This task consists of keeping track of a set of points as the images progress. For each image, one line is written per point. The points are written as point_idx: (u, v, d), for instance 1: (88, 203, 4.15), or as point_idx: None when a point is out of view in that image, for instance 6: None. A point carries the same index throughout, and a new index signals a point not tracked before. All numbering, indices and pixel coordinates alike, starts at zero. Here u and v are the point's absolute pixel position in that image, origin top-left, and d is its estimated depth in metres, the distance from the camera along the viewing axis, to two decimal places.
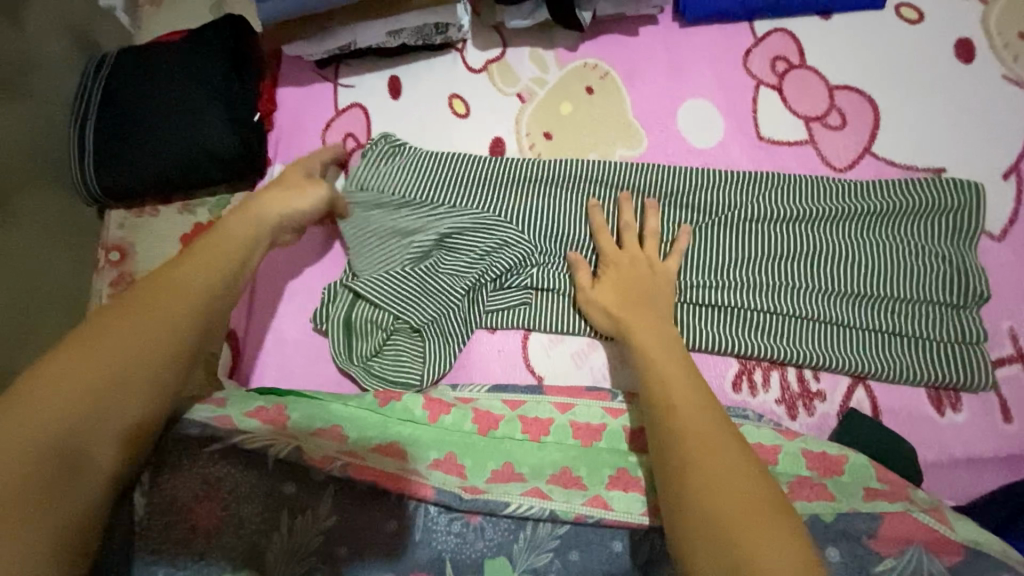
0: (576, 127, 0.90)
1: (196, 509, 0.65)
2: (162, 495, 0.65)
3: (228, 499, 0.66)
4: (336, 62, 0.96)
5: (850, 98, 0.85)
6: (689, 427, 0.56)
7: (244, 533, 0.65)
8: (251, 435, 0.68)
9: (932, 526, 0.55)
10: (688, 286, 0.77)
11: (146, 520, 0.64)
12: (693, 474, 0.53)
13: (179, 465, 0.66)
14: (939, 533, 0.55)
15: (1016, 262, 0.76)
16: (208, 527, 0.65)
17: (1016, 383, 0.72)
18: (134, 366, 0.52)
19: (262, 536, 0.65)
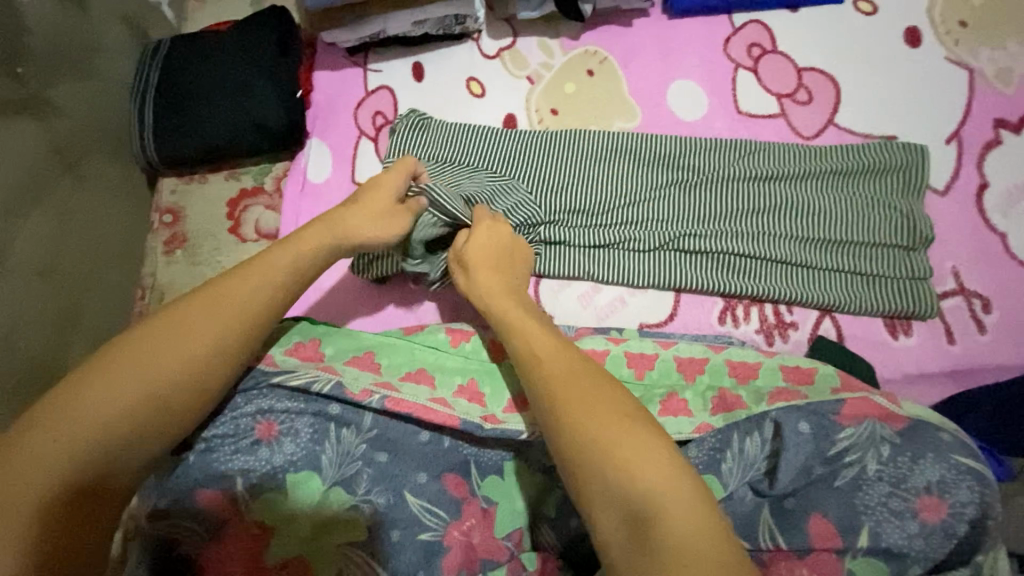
0: (578, 104, 1.03)
1: (257, 427, 0.71)
2: (226, 423, 0.71)
3: (281, 417, 0.72)
4: (366, 49, 1.09)
5: (815, 78, 0.98)
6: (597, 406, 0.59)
7: (301, 441, 0.71)
8: (293, 374, 0.74)
9: (883, 405, 0.65)
10: (679, 235, 0.89)
11: (219, 440, 0.70)
12: (594, 425, 0.58)
13: (234, 403, 0.73)
14: (889, 409, 0.65)
15: (957, 212, 0.89)
16: (269, 440, 0.71)
17: (958, 312, 0.84)
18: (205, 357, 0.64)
19: (316, 443, 0.71)
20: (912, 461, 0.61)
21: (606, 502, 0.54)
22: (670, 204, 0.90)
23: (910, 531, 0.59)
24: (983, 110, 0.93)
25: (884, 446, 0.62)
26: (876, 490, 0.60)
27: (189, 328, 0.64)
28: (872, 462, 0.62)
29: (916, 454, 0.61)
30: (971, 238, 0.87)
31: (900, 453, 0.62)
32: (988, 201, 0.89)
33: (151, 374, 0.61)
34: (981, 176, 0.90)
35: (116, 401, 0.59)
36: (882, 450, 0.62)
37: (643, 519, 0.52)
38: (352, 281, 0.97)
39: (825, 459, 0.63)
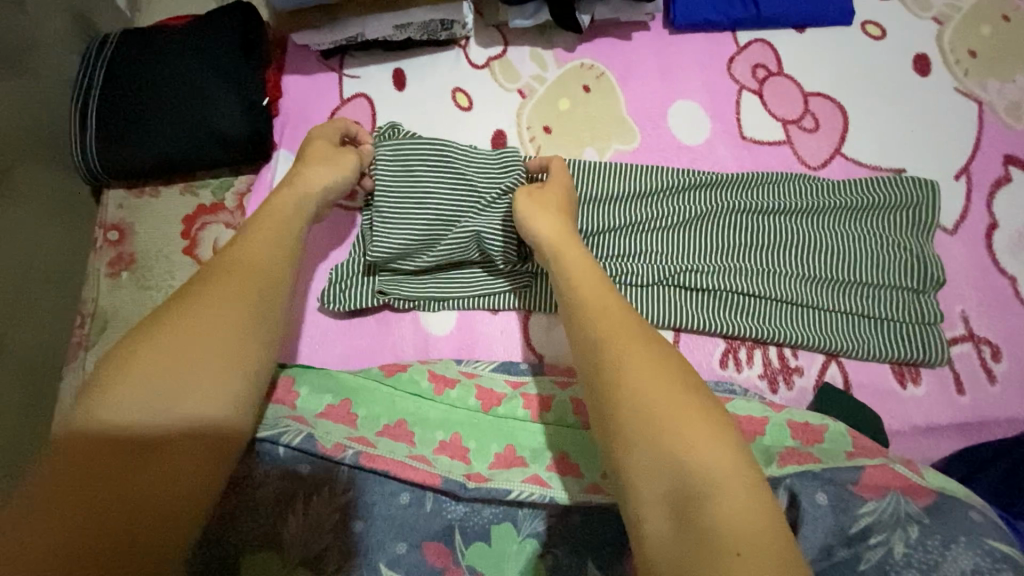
0: (573, 122, 0.95)
1: None
2: None
3: (244, 484, 0.67)
4: (341, 52, 0.99)
5: (822, 104, 0.93)
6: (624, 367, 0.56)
7: (260, 514, 0.65)
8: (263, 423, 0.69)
9: (904, 475, 0.61)
10: (683, 272, 0.83)
11: None
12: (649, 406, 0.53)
13: None
14: (914, 480, 0.61)
15: (966, 253, 0.85)
16: (226, 511, 0.65)
17: (967, 360, 0.80)
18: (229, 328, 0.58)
19: (278, 517, 0.65)
20: (942, 546, 0.55)
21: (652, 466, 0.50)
22: (672, 238, 0.85)
23: None
24: (992, 145, 0.90)
25: (911, 526, 0.57)
26: None
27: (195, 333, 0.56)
28: (899, 546, 0.55)
29: (947, 538, 0.55)
30: (981, 282, 0.83)
31: (930, 535, 0.56)
32: (997, 242, 0.85)
33: (172, 388, 0.53)
34: (990, 215, 0.86)
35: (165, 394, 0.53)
36: (910, 532, 0.56)
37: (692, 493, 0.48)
38: (320, 313, 0.88)
39: (847, 539, 0.57)
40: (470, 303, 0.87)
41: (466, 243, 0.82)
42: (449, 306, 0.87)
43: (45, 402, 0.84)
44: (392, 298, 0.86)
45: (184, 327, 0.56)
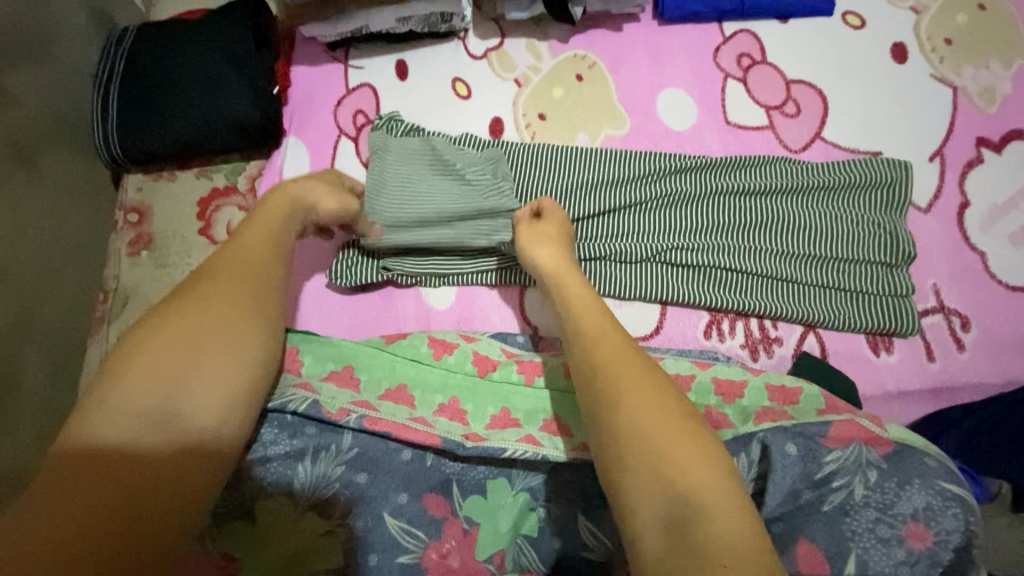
0: (566, 109, 1.00)
1: None
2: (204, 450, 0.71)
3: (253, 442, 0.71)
4: (347, 44, 1.05)
5: (803, 91, 0.98)
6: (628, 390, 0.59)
7: (272, 467, 0.70)
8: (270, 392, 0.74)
9: (869, 428, 0.66)
10: (668, 249, 0.89)
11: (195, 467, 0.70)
12: (648, 432, 0.56)
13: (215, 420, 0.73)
14: (878, 434, 0.65)
15: (938, 230, 0.89)
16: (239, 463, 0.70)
17: (938, 330, 0.85)
18: (217, 320, 0.62)
19: (288, 469, 0.71)
20: (898, 487, 0.60)
21: (648, 486, 0.53)
22: (658, 218, 0.90)
23: (897, 560, 0.57)
24: (965, 129, 0.94)
25: (870, 471, 0.62)
26: (864, 516, 0.59)
27: (185, 326, 0.61)
28: (859, 488, 0.61)
29: (902, 480, 0.60)
30: (952, 257, 0.88)
31: (888, 478, 0.61)
32: (968, 220, 0.90)
33: (163, 381, 0.57)
34: (963, 195, 0.91)
35: (148, 389, 0.56)
36: (869, 476, 0.61)
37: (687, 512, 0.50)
38: (327, 288, 0.93)
39: (812, 483, 0.62)
40: (469, 279, 0.92)
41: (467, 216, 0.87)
42: (449, 282, 0.92)
43: (71, 370, 0.89)
44: (395, 274, 0.91)
45: (176, 321, 0.61)
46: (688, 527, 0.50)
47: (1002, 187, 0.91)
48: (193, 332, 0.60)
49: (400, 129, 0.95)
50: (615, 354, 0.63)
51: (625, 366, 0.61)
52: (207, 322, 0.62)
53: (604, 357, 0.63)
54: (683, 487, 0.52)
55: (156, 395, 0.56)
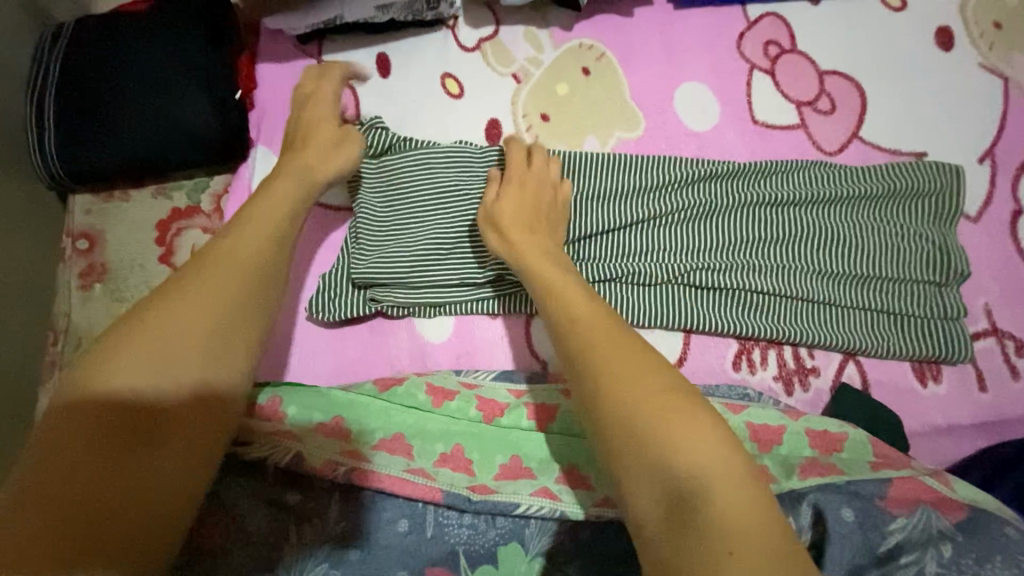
0: (573, 109, 0.89)
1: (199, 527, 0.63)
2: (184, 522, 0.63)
3: (231, 518, 0.64)
4: (319, 37, 0.92)
5: (838, 83, 0.87)
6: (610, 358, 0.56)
7: (252, 548, 0.63)
8: (247, 445, 0.65)
9: (934, 488, 0.59)
10: (693, 271, 0.79)
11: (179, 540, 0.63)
12: (635, 400, 0.52)
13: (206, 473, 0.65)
14: (941, 493, 0.58)
15: (990, 242, 0.80)
16: (214, 546, 0.63)
17: (990, 356, 0.77)
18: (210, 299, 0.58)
19: (271, 548, 0.63)
20: (977, 565, 0.52)
21: (642, 465, 0.50)
22: (681, 235, 0.80)
23: None
24: (1018, 125, 0.84)
25: (943, 544, 0.54)
26: None
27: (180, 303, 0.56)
28: (931, 565, 0.53)
29: (981, 557, 0.53)
30: (1005, 272, 0.79)
31: (962, 554, 0.53)
32: (1022, 230, 0.81)
33: (157, 363, 0.53)
34: (1015, 201, 0.82)
35: (145, 372, 0.53)
36: (942, 550, 0.54)
37: (685, 489, 0.47)
38: (309, 323, 0.82)
39: (874, 557, 0.55)
40: (468, 308, 0.82)
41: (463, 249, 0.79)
42: (445, 312, 0.82)
43: (20, 426, 0.79)
44: (384, 304, 0.81)
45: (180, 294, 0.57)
46: (690, 508, 0.47)
47: None
48: (192, 310, 0.56)
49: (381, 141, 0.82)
50: (594, 325, 0.59)
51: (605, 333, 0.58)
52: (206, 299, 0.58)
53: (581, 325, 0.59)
54: (682, 463, 0.48)
55: (146, 383, 0.53)
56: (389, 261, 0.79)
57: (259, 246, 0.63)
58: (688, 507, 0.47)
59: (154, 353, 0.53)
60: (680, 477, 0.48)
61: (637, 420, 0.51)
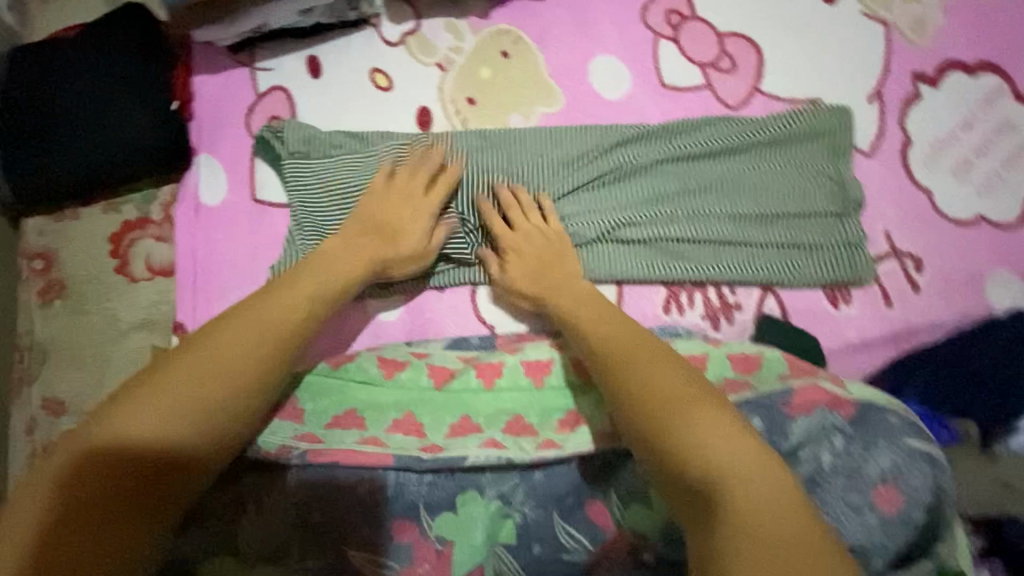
0: (496, 90, 0.94)
1: None
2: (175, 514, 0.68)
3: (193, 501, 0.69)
4: (251, 46, 0.96)
5: (736, 43, 0.94)
6: (659, 374, 0.61)
7: (212, 524, 0.68)
8: None
9: (832, 391, 0.65)
10: (618, 226, 0.85)
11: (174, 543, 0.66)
12: (670, 411, 0.57)
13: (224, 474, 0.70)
14: (835, 393, 0.64)
15: (884, 173, 0.88)
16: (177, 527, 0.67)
17: (893, 275, 0.84)
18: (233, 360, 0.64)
19: (231, 523, 0.68)
20: (865, 450, 0.60)
21: (676, 465, 0.54)
22: (604, 196, 0.87)
23: (870, 525, 0.57)
24: (900, 65, 0.92)
25: (836, 436, 0.62)
26: (834, 483, 0.59)
27: (211, 361, 0.63)
28: (827, 455, 0.61)
29: (869, 443, 0.61)
30: (900, 198, 0.87)
31: (853, 442, 0.61)
32: (912, 158, 0.88)
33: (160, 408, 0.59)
34: (904, 133, 0.89)
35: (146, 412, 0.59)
36: (835, 442, 0.61)
37: (717, 483, 0.52)
38: None
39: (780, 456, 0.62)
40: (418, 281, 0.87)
41: None
42: (395, 290, 0.87)
43: None
44: None
45: (215, 348, 0.64)
46: (718, 500, 0.51)
47: (942, 120, 0.89)
48: (217, 370, 0.63)
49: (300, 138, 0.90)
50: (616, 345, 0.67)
51: (622, 347, 0.66)
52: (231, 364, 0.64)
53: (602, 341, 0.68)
54: (710, 463, 0.53)
55: (144, 421, 0.59)
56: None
57: (297, 299, 0.70)
58: (714, 501, 0.51)
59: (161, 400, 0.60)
60: (706, 473, 0.53)
61: (661, 421, 0.57)
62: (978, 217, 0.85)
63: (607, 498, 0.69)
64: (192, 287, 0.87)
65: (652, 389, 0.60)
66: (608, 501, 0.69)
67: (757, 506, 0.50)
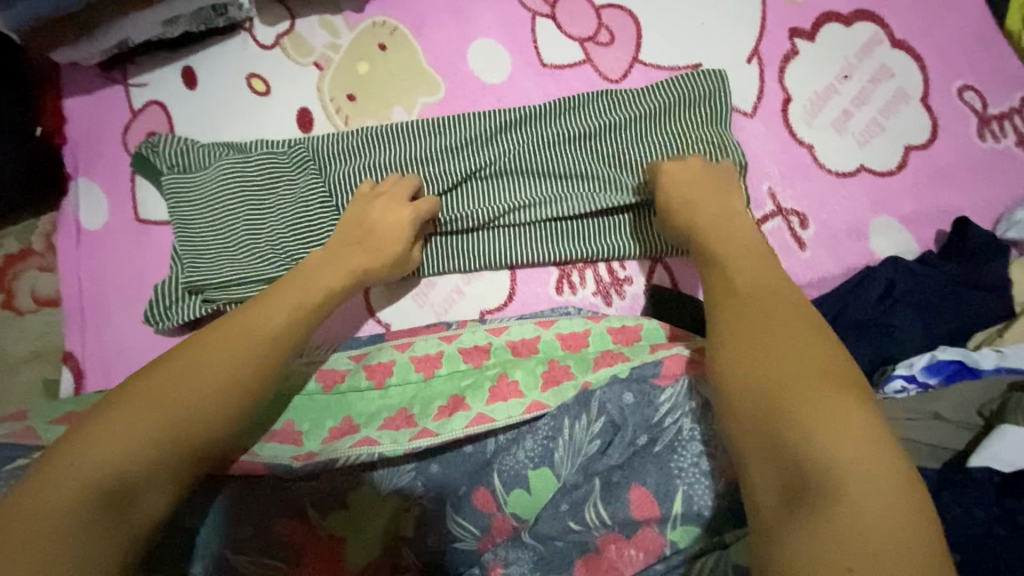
0: (376, 85, 0.93)
1: None
2: None
3: None
4: (122, 62, 0.94)
5: (614, 14, 0.93)
6: (796, 365, 0.51)
7: None
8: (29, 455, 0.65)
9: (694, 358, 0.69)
10: (511, 213, 0.84)
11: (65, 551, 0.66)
12: (801, 397, 0.48)
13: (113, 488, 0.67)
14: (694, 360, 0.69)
15: (766, 132, 0.88)
16: None
17: (779, 234, 0.84)
18: (228, 368, 0.60)
19: None
20: None
21: (767, 459, 0.47)
22: (496, 182, 0.85)
23: (719, 491, 0.61)
24: (777, 22, 0.91)
25: (698, 403, 0.65)
26: (691, 449, 0.63)
27: (199, 365, 0.59)
28: (688, 422, 0.64)
29: None
30: (782, 156, 0.87)
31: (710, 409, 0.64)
32: (793, 114, 0.88)
33: (179, 406, 0.56)
34: (784, 90, 0.89)
35: (165, 412, 0.55)
36: (696, 409, 0.65)
37: (810, 485, 0.44)
38: (156, 335, 0.86)
39: (649, 425, 0.66)
40: None
41: (281, 226, 0.83)
42: None
43: None
44: (220, 304, 0.84)
45: (197, 358, 0.60)
46: (813, 505, 0.43)
47: (822, 73, 0.89)
48: (204, 371, 0.59)
49: (173, 152, 0.87)
50: (751, 322, 0.57)
51: (782, 314, 0.56)
52: (218, 373, 0.59)
53: (775, 304, 0.58)
54: (832, 462, 0.44)
55: (150, 421, 0.54)
56: (215, 266, 0.83)
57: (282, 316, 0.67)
58: (810, 503, 0.43)
59: (196, 396, 0.57)
60: (836, 476, 0.43)
61: (763, 399, 0.50)
62: (859, 167, 0.86)
63: (493, 485, 0.67)
64: (80, 313, 0.86)
65: (809, 367, 0.50)
66: (494, 488, 0.67)
67: (873, 529, 0.41)
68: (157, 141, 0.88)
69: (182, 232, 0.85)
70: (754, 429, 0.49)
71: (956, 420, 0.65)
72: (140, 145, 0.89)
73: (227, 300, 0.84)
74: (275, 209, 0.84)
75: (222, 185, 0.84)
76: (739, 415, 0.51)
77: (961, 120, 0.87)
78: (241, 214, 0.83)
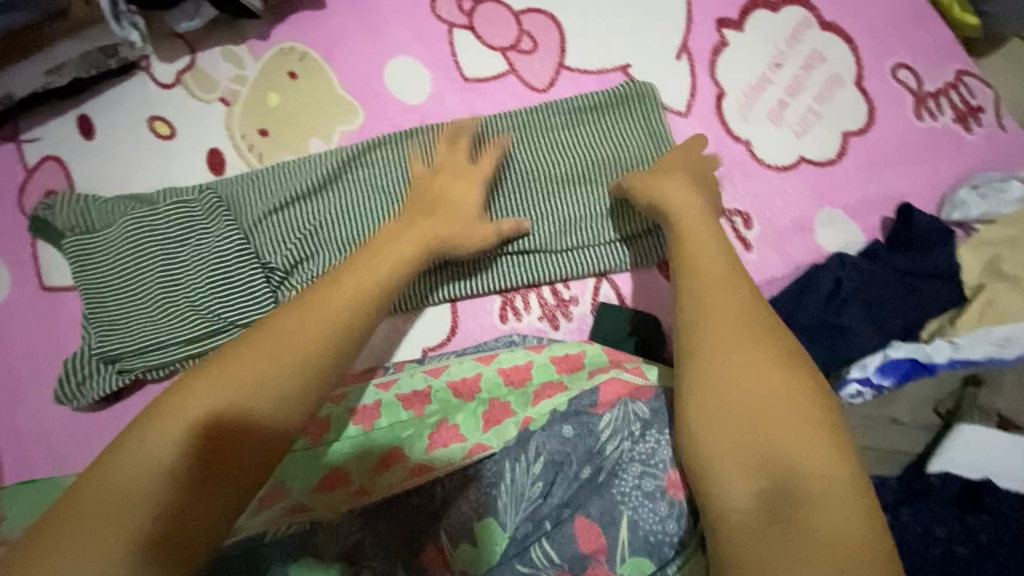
0: (290, 116, 0.87)
1: None
2: None
3: None
4: (12, 116, 0.86)
5: (534, 20, 0.88)
6: (753, 367, 0.56)
7: None
8: None
9: (632, 381, 0.70)
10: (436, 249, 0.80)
11: None
12: (762, 402, 0.55)
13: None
14: (635, 385, 0.70)
15: (701, 131, 0.84)
16: None
17: None
18: (296, 353, 0.54)
19: None
20: (658, 437, 0.65)
21: (738, 456, 0.53)
22: None
23: (662, 513, 0.62)
24: (704, 13, 0.87)
25: (635, 423, 0.67)
26: (631, 471, 0.64)
27: (271, 347, 0.55)
28: (627, 444, 0.66)
29: (661, 430, 0.66)
30: (720, 154, 0.83)
31: (648, 429, 0.66)
32: (727, 110, 0.85)
33: (248, 395, 0.52)
34: (717, 84, 0.85)
35: (239, 396, 0.52)
36: (634, 430, 0.66)
37: (786, 503, 0.50)
38: (76, 414, 0.80)
39: (591, 454, 0.66)
40: None
41: (199, 282, 0.77)
42: None
43: None
44: (137, 372, 0.78)
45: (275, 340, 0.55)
46: (787, 514, 0.49)
47: (755, 64, 0.85)
48: (276, 356, 0.54)
49: (72, 212, 0.81)
50: (705, 316, 0.61)
51: (725, 309, 0.61)
52: (286, 358, 0.54)
53: (727, 296, 0.62)
54: (803, 478, 0.51)
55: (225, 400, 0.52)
56: (129, 333, 0.77)
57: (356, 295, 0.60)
58: (782, 512, 0.50)
59: (267, 380, 0.53)
60: (798, 485, 0.51)
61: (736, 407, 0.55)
62: (799, 159, 0.83)
63: (440, 542, 0.63)
64: None
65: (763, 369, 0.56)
66: (441, 545, 0.63)
67: (839, 535, 0.48)
68: (54, 201, 0.81)
69: (91, 298, 0.78)
70: (738, 432, 0.54)
71: (914, 423, 0.63)
72: (37, 206, 0.82)
73: (145, 367, 0.78)
74: (188, 264, 0.77)
75: (127, 245, 0.78)
76: (719, 429, 0.55)
77: (898, 101, 0.84)
78: (152, 273, 0.77)
